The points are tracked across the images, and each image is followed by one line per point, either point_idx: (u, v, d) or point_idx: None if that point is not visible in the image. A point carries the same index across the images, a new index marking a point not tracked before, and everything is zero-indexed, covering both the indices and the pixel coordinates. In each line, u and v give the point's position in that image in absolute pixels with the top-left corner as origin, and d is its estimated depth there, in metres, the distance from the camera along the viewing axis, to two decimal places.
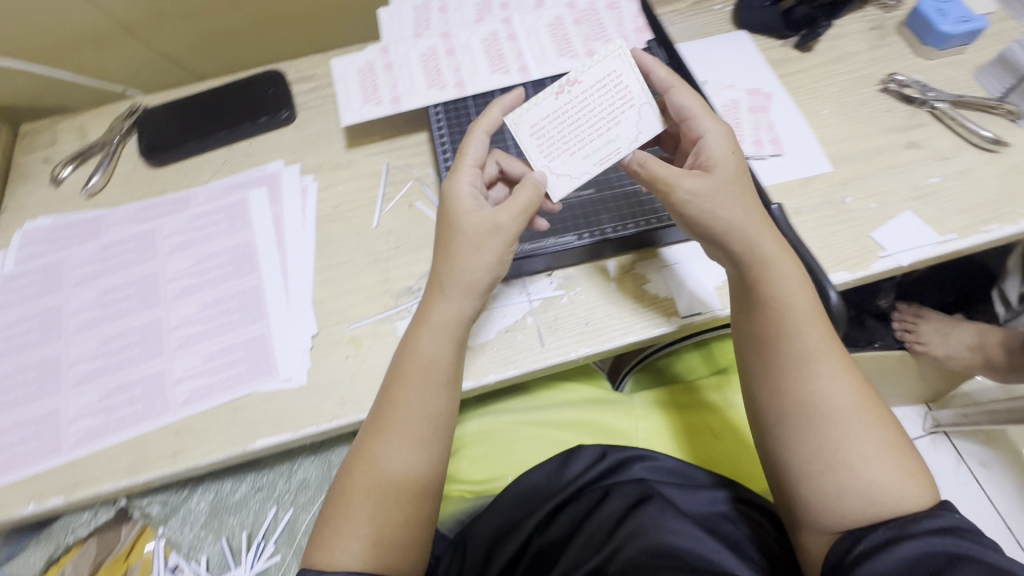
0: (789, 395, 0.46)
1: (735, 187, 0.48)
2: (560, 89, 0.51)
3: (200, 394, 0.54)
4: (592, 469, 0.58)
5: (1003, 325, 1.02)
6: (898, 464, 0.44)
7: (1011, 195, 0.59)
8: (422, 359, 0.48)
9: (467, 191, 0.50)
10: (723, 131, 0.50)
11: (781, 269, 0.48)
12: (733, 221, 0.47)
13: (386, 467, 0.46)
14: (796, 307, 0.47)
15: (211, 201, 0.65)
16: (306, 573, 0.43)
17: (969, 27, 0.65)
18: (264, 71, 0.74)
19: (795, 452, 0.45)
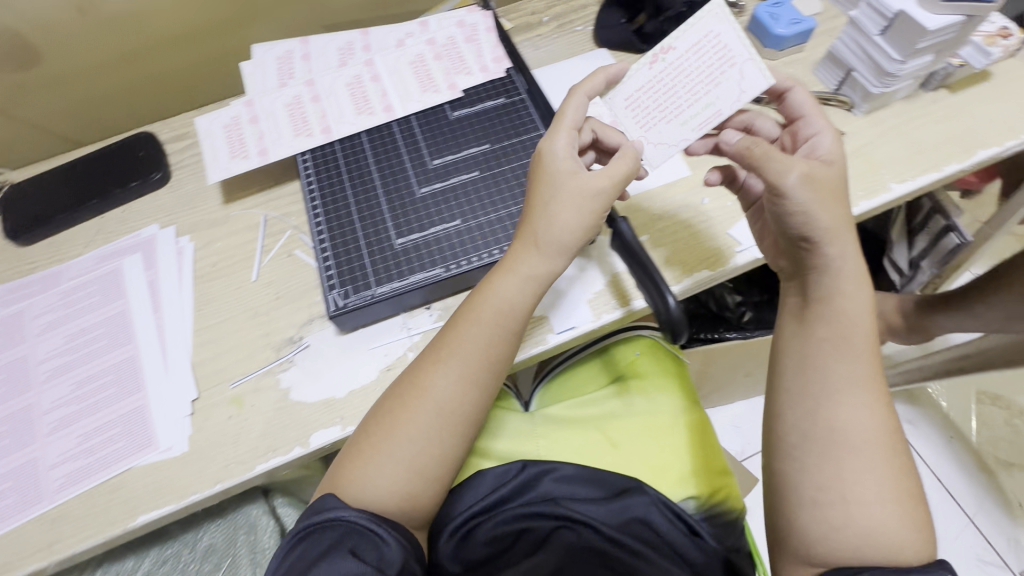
0: (824, 419, 0.48)
1: (836, 191, 0.49)
2: (654, 58, 0.55)
3: (76, 477, 0.52)
4: (506, 485, 0.59)
5: (900, 291, 1.11)
6: (904, 520, 0.45)
7: (851, 179, 0.63)
8: (501, 304, 0.51)
9: (565, 150, 0.52)
10: (835, 134, 0.52)
11: (852, 288, 0.49)
12: (828, 222, 0.48)
13: (436, 397, 0.50)
14: (861, 332, 0.49)
15: (83, 274, 0.63)
16: (332, 498, 0.47)
17: (800, 28, 0.70)
18: (135, 134, 0.73)
19: (816, 475, 0.47)
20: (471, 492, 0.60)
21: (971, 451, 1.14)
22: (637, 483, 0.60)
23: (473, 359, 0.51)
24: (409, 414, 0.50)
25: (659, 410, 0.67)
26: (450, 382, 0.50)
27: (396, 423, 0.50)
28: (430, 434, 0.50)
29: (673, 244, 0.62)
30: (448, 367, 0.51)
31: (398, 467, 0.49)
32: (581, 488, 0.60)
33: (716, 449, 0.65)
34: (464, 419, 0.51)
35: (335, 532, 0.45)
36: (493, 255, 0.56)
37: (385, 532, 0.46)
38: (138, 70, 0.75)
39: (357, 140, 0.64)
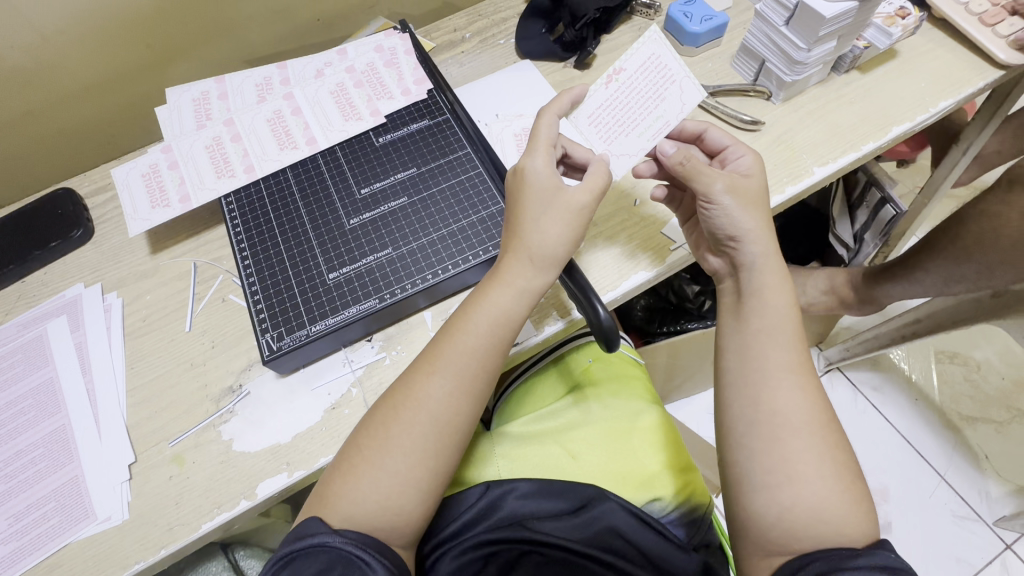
0: (766, 404, 0.49)
1: (757, 200, 0.55)
2: (608, 78, 0.59)
3: (8, 562, 0.49)
4: (470, 510, 0.58)
5: (850, 264, 1.11)
6: (847, 498, 0.46)
7: (775, 167, 0.65)
8: (496, 314, 0.51)
9: (549, 166, 0.53)
10: (752, 157, 0.58)
11: (777, 281, 0.53)
12: (751, 224, 0.54)
13: (428, 412, 0.49)
14: (790, 322, 0.52)
15: (6, 343, 0.60)
16: (320, 523, 0.46)
17: (713, 23, 0.71)
18: (52, 191, 0.70)
19: (762, 460, 0.47)
20: (436, 523, 0.59)
21: (935, 410, 1.17)
22: (601, 491, 0.59)
23: (459, 361, 0.50)
24: (404, 419, 0.49)
25: (616, 414, 0.67)
26: (442, 391, 0.49)
27: (384, 434, 0.49)
28: (414, 443, 0.48)
29: (610, 249, 0.63)
30: (426, 385, 0.50)
31: (398, 483, 0.47)
32: (545, 502, 0.59)
33: (677, 445, 0.66)
34: (457, 424, 0.50)
35: (321, 557, 0.43)
36: (427, 279, 0.56)
37: (366, 557, 0.44)
38: (49, 123, 0.72)
39: (281, 177, 0.63)
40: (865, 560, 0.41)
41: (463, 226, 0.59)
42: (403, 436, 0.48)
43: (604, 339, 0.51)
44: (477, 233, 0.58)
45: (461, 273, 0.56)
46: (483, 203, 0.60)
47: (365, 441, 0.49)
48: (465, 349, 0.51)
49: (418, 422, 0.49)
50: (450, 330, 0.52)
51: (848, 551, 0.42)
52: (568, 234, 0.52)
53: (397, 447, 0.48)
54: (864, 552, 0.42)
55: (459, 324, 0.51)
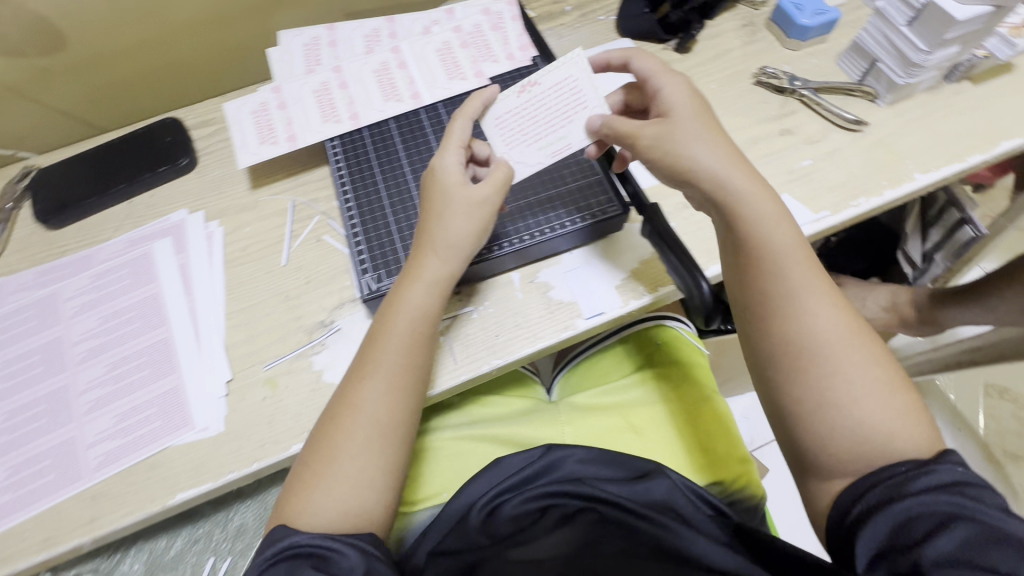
0: (780, 334, 0.47)
1: (710, 128, 0.51)
2: (522, 87, 0.56)
3: (114, 456, 0.53)
4: (530, 466, 0.61)
5: (913, 284, 1.11)
6: (892, 412, 0.44)
7: (873, 169, 0.64)
8: (413, 312, 0.51)
9: (454, 167, 0.54)
10: (682, 85, 0.53)
11: (758, 194, 0.49)
12: (702, 153, 0.49)
13: (369, 408, 0.49)
14: (786, 242, 0.48)
15: (113, 257, 0.64)
16: (283, 533, 0.45)
17: (824, 18, 0.70)
18: (159, 119, 0.73)
19: (792, 392, 0.46)
20: (497, 472, 0.61)
21: (978, 442, 1.15)
22: (659, 466, 0.61)
23: (394, 343, 0.51)
24: (350, 401, 0.49)
25: (659, 399, 0.69)
26: (377, 389, 0.49)
27: (335, 423, 0.49)
28: (359, 424, 0.48)
29: (699, 232, 0.62)
30: (378, 380, 0.50)
31: (353, 474, 0.47)
32: (603, 468, 0.61)
33: (737, 437, 0.66)
34: (405, 402, 0.50)
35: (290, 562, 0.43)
36: (522, 241, 0.58)
37: (336, 545, 0.44)
38: (165, 53, 0.77)
39: (384, 126, 0.65)
40: (927, 480, 0.40)
41: (560, 194, 0.60)
42: (353, 409, 0.49)
43: (703, 311, 0.52)
44: (573, 200, 0.60)
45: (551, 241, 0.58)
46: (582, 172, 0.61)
47: (316, 439, 0.49)
48: (399, 332, 0.51)
49: (370, 400, 0.49)
50: (381, 320, 0.52)
51: (907, 471, 0.41)
52: (478, 221, 0.53)
53: (352, 427, 0.48)
54: (927, 470, 0.40)
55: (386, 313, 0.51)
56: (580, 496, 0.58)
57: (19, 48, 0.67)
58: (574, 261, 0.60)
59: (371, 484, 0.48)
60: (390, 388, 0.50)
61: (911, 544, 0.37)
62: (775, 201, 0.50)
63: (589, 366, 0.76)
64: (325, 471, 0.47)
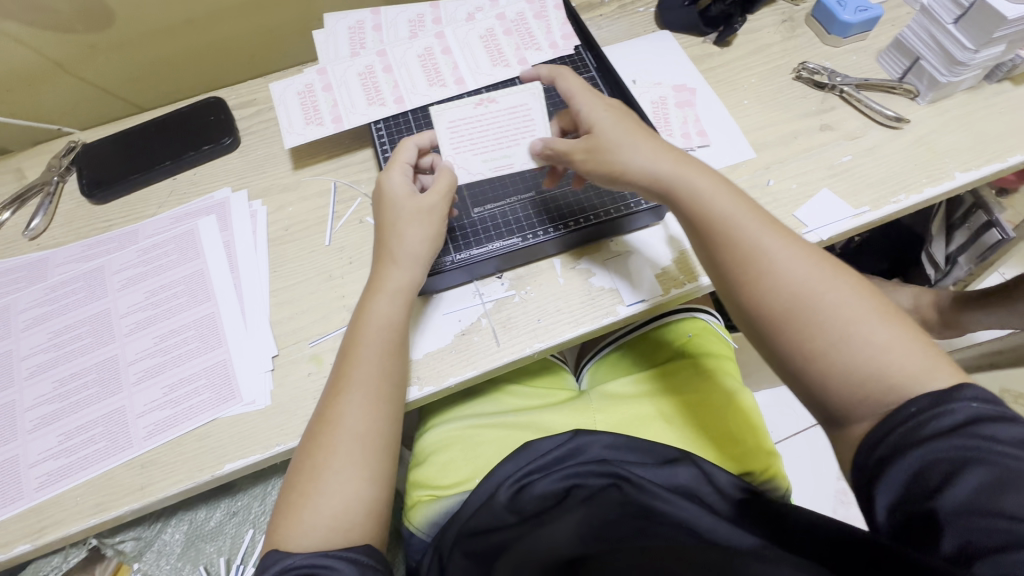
0: (754, 294, 0.46)
1: (635, 133, 0.53)
2: (480, 101, 0.58)
3: (163, 426, 0.54)
4: (558, 447, 0.63)
5: (935, 285, 1.10)
6: (890, 344, 0.42)
7: (914, 167, 0.64)
8: (379, 322, 0.52)
9: (402, 183, 0.55)
10: (598, 101, 0.55)
11: (691, 170, 0.50)
12: (636, 149, 0.52)
13: (347, 422, 0.48)
14: (731, 209, 0.49)
15: (159, 233, 0.65)
16: (278, 556, 0.44)
17: (867, 15, 0.70)
18: (202, 99, 0.73)
19: (786, 347, 0.45)
20: (529, 452, 0.63)
21: None
22: (688, 454, 0.61)
23: (366, 353, 0.51)
24: (330, 418, 0.49)
25: (682, 391, 0.70)
26: (354, 401, 0.49)
27: (315, 442, 0.48)
28: (339, 438, 0.48)
29: None
30: (356, 390, 0.49)
31: (343, 482, 0.47)
32: (631, 453, 0.63)
33: (765, 430, 0.66)
34: (384, 405, 0.50)
35: None
36: (564, 229, 0.59)
37: (334, 562, 0.43)
38: (207, 33, 0.77)
39: (429, 111, 0.66)
40: (941, 422, 0.38)
41: (563, 196, 0.61)
42: (328, 421, 0.49)
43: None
44: (616, 188, 0.61)
45: (592, 227, 0.59)
46: None
47: (299, 463, 0.48)
48: (370, 342, 0.51)
49: (345, 417, 0.49)
50: (351, 338, 0.52)
51: (917, 410, 0.39)
52: (434, 233, 0.55)
53: (332, 439, 0.48)
54: (941, 408, 0.38)
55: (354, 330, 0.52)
56: (603, 475, 0.59)
57: (68, 25, 0.69)
58: (615, 249, 0.61)
59: (361, 480, 0.47)
60: (367, 389, 0.50)
61: (929, 493, 0.36)
62: (715, 175, 0.51)
63: (621, 356, 0.79)
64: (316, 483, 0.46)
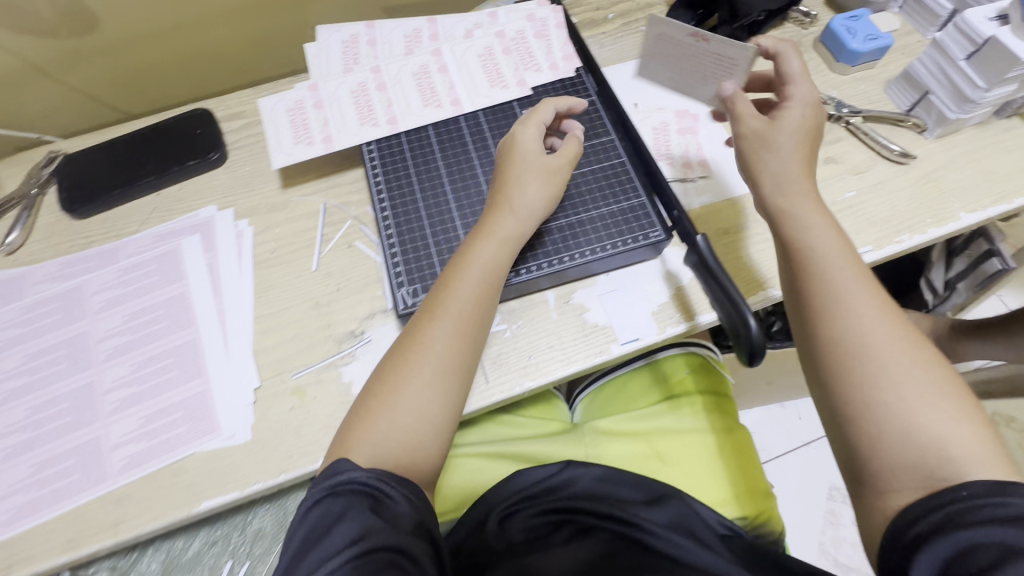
0: (836, 331, 0.46)
1: (807, 136, 0.53)
2: (697, 36, 0.57)
3: (139, 459, 0.52)
4: (547, 479, 0.63)
5: (931, 311, 1.09)
6: (950, 424, 0.42)
7: (919, 206, 0.63)
8: (483, 265, 0.52)
9: (532, 137, 0.57)
10: (800, 103, 0.54)
11: (807, 205, 0.50)
12: (777, 165, 0.52)
13: (436, 349, 0.49)
14: (829, 248, 0.48)
15: (140, 252, 0.62)
16: (341, 464, 0.45)
17: (877, 44, 0.68)
18: (189, 110, 0.71)
19: (841, 389, 0.44)
20: (519, 479, 0.63)
21: None
22: (676, 491, 0.62)
23: (467, 291, 0.51)
24: (419, 339, 0.50)
25: (683, 429, 0.70)
26: (445, 329, 0.50)
27: (402, 360, 0.49)
28: (425, 362, 0.49)
29: (737, 260, 0.60)
30: (446, 320, 0.50)
31: (411, 423, 0.47)
32: (621, 488, 0.62)
33: (759, 471, 0.68)
34: (465, 368, 0.50)
35: (342, 501, 0.42)
36: (562, 263, 0.57)
37: (392, 491, 0.44)
38: (195, 39, 0.75)
39: (423, 133, 0.64)
40: (992, 511, 0.37)
41: (627, 207, 0.59)
42: (419, 345, 0.49)
43: (749, 350, 0.47)
44: (615, 222, 0.59)
45: (588, 263, 0.57)
46: (626, 193, 0.60)
47: (383, 371, 0.50)
48: (473, 281, 0.51)
49: (432, 353, 0.49)
50: (452, 270, 0.52)
51: (969, 495, 0.38)
52: (546, 190, 0.56)
53: (413, 364, 0.49)
54: (991, 497, 0.38)
55: (459, 263, 0.52)
56: (590, 512, 0.59)
57: (50, 28, 0.66)
58: (610, 283, 0.59)
59: (432, 412, 0.48)
60: (456, 328, 0.50)
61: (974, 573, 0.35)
62: (829, 220, 0.50)
63: (618, 386, 0.77)
64: (388, 405, 0.48)
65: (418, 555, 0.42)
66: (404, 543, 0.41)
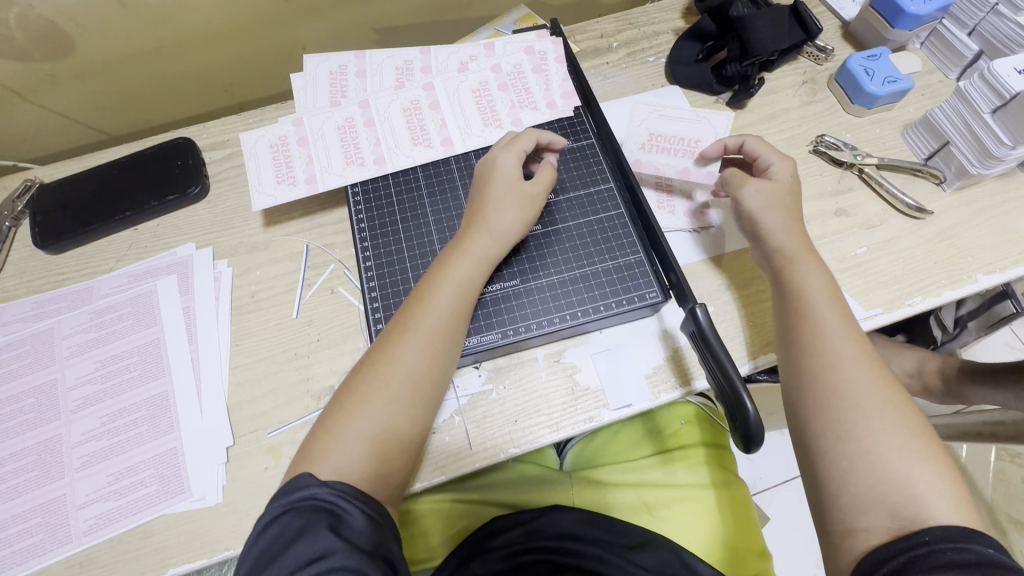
0: (821, 386, 0.46)
1: (789, 205, 0.55)
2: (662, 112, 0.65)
3: (106, 520, 0.50)
4: (531, 518, 0.61)
5: (940, 347, 1.06)
6: (928, 472, 0.41)
7: (933, 265, 0.59)
8: (457, 278, 0.51)
9: (510, 161, 0.55)
10: (791, 167, 0.56)
11: (812, 267, 0.51)
12: (774, 220, 0.53)
13: (405, 365, 0.47)
14: (817, 304, 0.49)
15: (115, 292, 0.60)
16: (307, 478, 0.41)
17: (896, 87, 0.64)
18: (170, 139, 0.68)
19: (823, 440, 0.44)
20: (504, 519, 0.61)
21: (985, 506, 1.12)
22: (662, 538, 0.60)
23: (441, 305, 0.49)
24: (388, 355, 0.48)
25: (679, 481, 0.67)
26: (416, 345, 0.48)
27: (375, 374, 0.47)
28: (393, 380, 0.46)
29: (738, 320, 0.57)
30: (419, 334, 0.48)
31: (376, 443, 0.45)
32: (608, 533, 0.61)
33: (757, 529, 0.66)
34: (435, 386, 0.48)
35: (299, 515, 0.39)
36: (551, 324, 0.54)
37: (352, 513, 0.40)
38: (177, 62, 0.71)
39: (411, 175, 0.61)
40: (956, 555, 0.36)
41: (625, 263, 0.56)
42: (392, 358, 0.48)
43: (745, 434, 0.44)
44: (610, 281, 0.55)
45: (570, 327, 0.54)
46: (621, 251, 0.57)
47: (351, 383, 0.47)
48: (447, 296, 0.50)
49: (402, 370, 0.47)
50: (425, 284, 0.51)
51: (931, 539, 0.37)
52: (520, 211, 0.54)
53: (383, 376, 0.47)
54: (957, 543, 0.36)
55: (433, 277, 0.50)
56: (572, 553, 0.59)
57: (24, 52, 0.62)
58: (605, 343, 0.56)
59: (398, 426, 0.46)
60: (431, 343, 0.48)
61: None
62: (826, 272, 0.51)
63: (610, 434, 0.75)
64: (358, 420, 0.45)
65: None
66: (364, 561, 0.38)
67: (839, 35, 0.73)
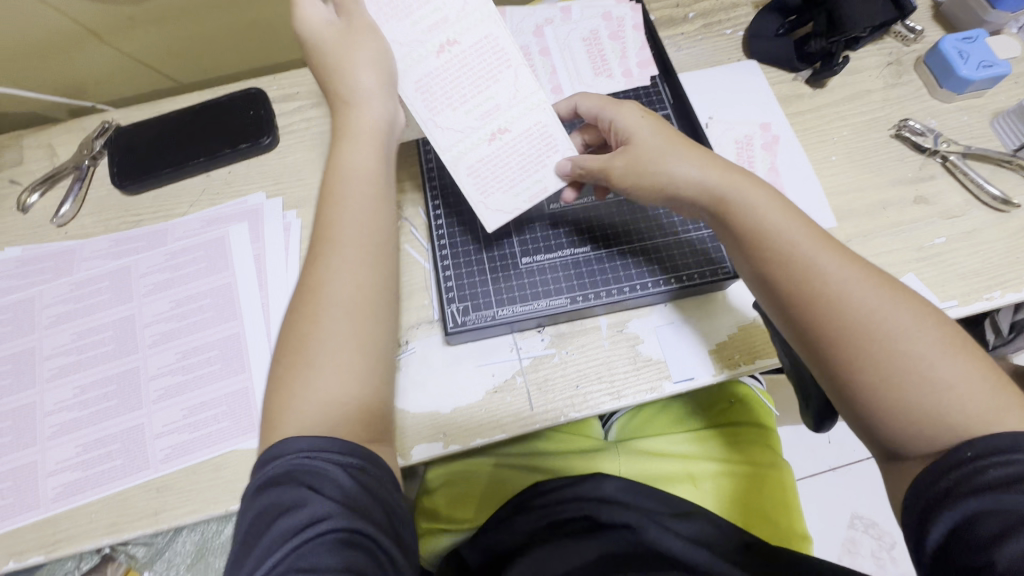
0: (840, 310, 0.41)
1: (682, 139, 0.50)
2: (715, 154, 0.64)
3: (180, 450, 0.53)
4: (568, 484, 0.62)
5: (991, 350, 1.00)
6: (988, 397, 0.37)
7: (1015, 260, 0.57)
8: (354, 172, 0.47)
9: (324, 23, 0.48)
10: (633, 110, 0.52)
11: (754, 189, 0.46)
12: (687, 167, 0.48)
13: (331, 284, 0.44)
14: (774, 227, 0.44)
15: (188, 236, 0.62)
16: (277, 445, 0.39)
17: (992, 72, 0.62)
18: (243, 88, 0.68)
19: (871, 375, 0.39)
20: (544, 485, 0.63)
21: None
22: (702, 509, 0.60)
23: (354, 211, 0.46)
24: (314, 285, 0.44)
25: (721, 459, 0.68)
26: (344, 258, 0.44)
27: (308, 270, 0.45)
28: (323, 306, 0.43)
29: None
30: (346, 246, 0.45)
31: (331, 359, 0.41)
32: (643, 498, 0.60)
33: (797, 512, 0.66)
34: (378, 292, 0.45)
35: (284, 475, 0.37)
36: (619, 292, 0.54)
37: (329, 459, 0.38)
38: (250, 11, 0.72)
39: None
40: (998, 471, 0.34)
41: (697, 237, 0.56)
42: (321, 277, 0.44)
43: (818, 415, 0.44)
44: (682, 254, 0.55)
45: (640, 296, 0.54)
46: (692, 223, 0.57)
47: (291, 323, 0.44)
48: (355, 206, 0.46)
49: (337, 264, 0.44)
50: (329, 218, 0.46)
51: (970, 458, 0.35)
52: (389, 104, 0.48)
53: (327, 288, 0.44)
54: (1000, 459, 0.34)
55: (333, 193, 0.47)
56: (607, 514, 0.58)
57: None
58: (669, 316, 0.56)
59: (357, 331, 0.43)
60: (371, 249, 0.46)
61: (981, 545, 0.33)
62: (766, 189, 0.47)
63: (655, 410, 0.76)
64: (315, 326, 0.43)
65: (385, 537, 0.37)
66: (363, 522, 0.36)
67: (929, 14, 0.69)
